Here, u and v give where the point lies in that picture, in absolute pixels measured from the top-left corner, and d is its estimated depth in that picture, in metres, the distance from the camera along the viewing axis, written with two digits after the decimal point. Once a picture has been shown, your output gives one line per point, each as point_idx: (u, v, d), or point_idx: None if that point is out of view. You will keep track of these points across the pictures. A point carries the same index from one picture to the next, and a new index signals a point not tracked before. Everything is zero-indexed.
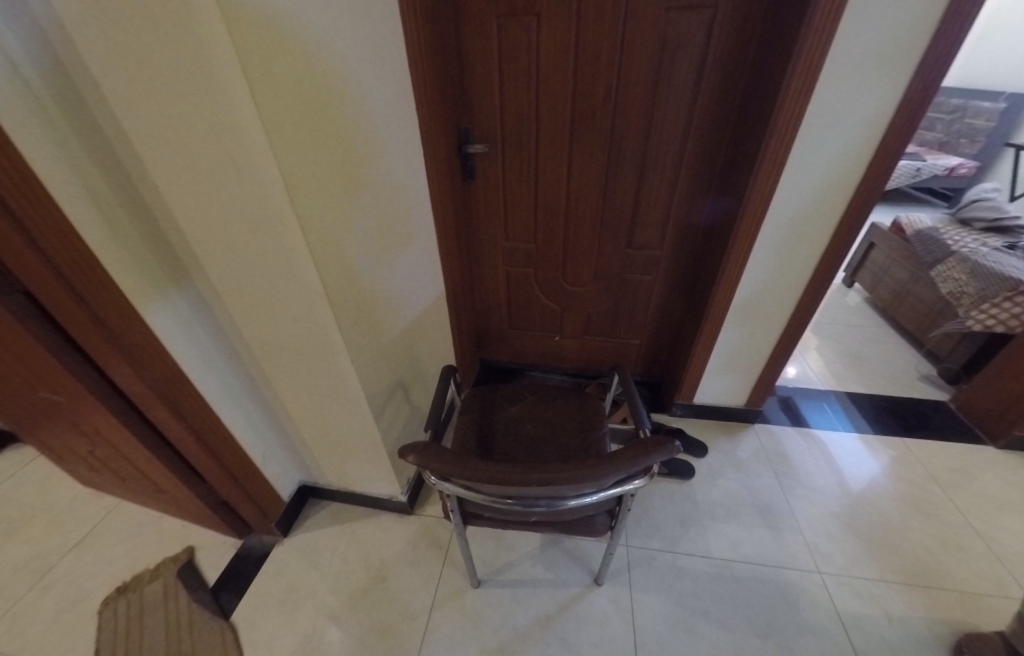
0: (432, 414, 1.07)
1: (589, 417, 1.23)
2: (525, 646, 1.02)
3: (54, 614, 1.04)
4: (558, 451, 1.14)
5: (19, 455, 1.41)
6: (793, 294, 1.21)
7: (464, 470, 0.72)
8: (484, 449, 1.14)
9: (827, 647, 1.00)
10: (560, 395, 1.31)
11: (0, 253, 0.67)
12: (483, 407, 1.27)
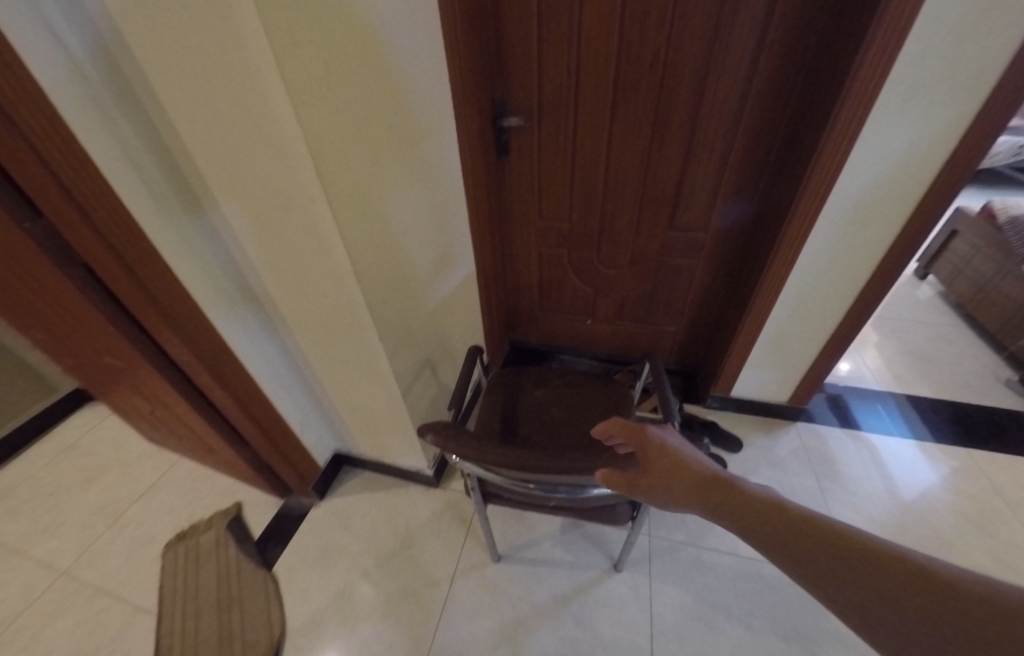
0: (456, 395, 1.08)
1: (616, 405, 1.20)
2: (541, 621, 1.05)
3: (127, 551, 1.18)
4: (581, 438, 1.12)
5: (97, 412, 1.58)
6: (855, 284, 1.10)
7: (483, 451, 0.71)
8: (507, 433, 1.15)
9: None
10: (588, 380, 1.28)
11: (63, 233, 0.73)
12: (508, 390, 1.27)
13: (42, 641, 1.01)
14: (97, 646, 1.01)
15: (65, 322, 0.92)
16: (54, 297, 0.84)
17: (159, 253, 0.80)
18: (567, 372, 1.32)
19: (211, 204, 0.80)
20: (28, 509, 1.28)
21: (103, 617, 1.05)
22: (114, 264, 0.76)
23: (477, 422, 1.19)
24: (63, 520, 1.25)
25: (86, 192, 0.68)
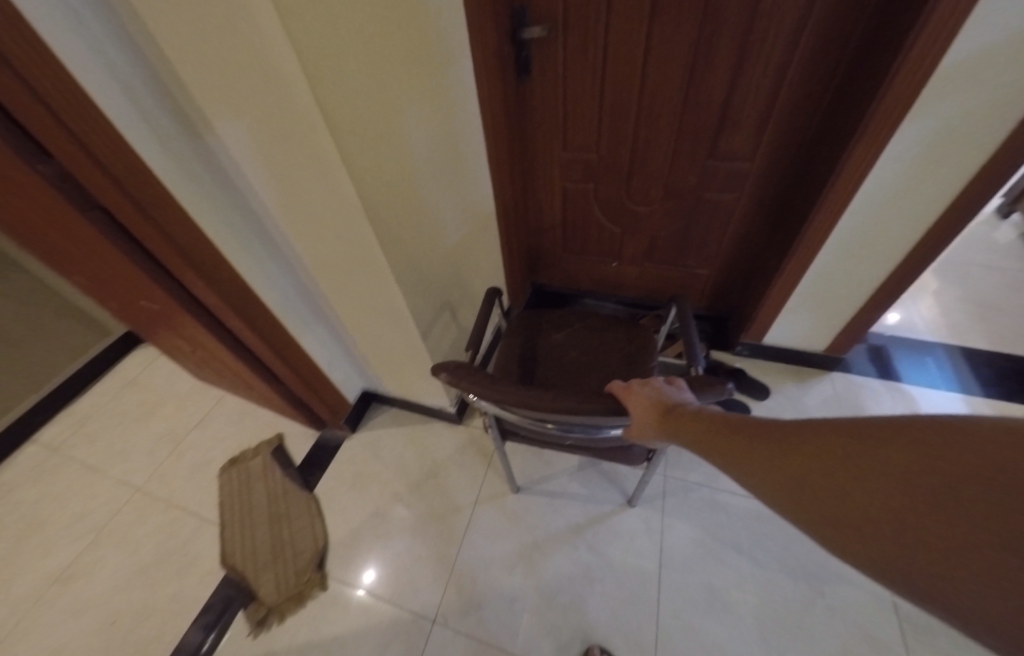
0: (474, 337, 1.09)
1: (639, 348, 1.17)
2: (556, 546, 1.14)
3: (189, 471, 1.33)
4: (601, 381, 1.12)
5: (149, 351, 1.71)
6: (923, 221, 0.96)
7: (496, 388, 0.70)
8: (526, 375, 1.16)
9: (862, 598, 1.00)
10: (612, 322, 1.25)
11: (77, 176, 0.72)
12: (528, 332, 1.26)
13: (130, 540, 1.20)
14: (174, 546, 1.18)
15: (98, 267, 0.96)
16: (82, 242, 0.87)
17: (171, 195, 0.79)
18: (589, 315, 1.28)
19: (214, 142, 0.76)
20: (104, 434, 1.45)
21: (176, 524, 1.22)
22: (128, 206, 0.76)
23: (496, 364, 1.20)
24: (133, 444, 1.42)
25: (87, 128, 0.66)
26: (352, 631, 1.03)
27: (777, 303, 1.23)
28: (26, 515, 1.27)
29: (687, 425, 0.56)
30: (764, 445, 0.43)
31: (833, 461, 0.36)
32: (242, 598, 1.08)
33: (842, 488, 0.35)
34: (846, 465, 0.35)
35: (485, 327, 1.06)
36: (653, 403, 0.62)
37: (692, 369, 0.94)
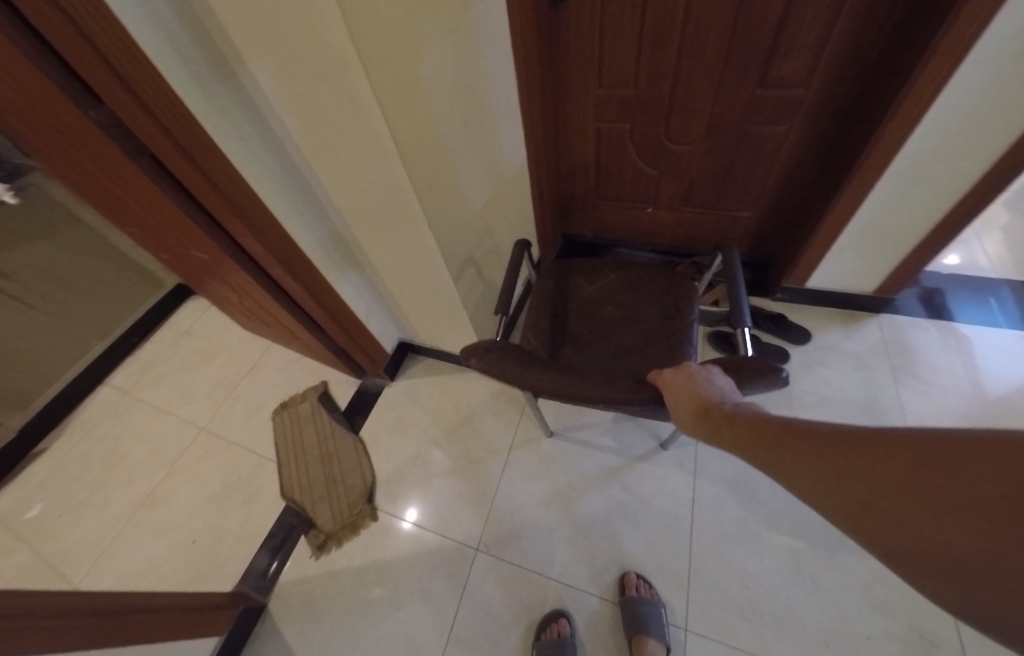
0: (504, 301, 1.07)
1: (677, 302, 1.14)
2: (591, 487, 1.18)
3: (246, 416, 1.46)
4: (636, 334, 1.12)
5: (198, 304, 1.87)
6: (1003, 143, 0.86)
7: (530, 376, 0.67)
8: (558, 340, 1.14)
9: None
10: (649, 274, 1.22)
11: (125, 119, 0.73)
12: (558, 287, 1.24)
13: (202, 474, 1.35)
14: (240, 480, 1.32)
15: (154, 222, 1.04)
16: (140, 196, 0.92)
17: (216, 143, 0.80)
18: (624, 266, 1.25)
19: (252, 84, 0.76)
20: (169, 382, 1.62)
21: (239, 461, 1.35)
22: (178, 156, 0.78)
23: (525, 333, 1.17)
24: (192, 388, 1.59)
25: (137, 77, 0.67)
26: (402, 556, 1.12)
27: (822, 245, 1.18)
28: (114, 452, 1.45)
29: (721, 418, 0.58)
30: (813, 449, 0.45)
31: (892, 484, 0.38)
32: (303, 526, 1.20)
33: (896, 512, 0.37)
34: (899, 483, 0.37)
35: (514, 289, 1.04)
36: (689, 392, 0.64)
37: (738, 329, 0.86)
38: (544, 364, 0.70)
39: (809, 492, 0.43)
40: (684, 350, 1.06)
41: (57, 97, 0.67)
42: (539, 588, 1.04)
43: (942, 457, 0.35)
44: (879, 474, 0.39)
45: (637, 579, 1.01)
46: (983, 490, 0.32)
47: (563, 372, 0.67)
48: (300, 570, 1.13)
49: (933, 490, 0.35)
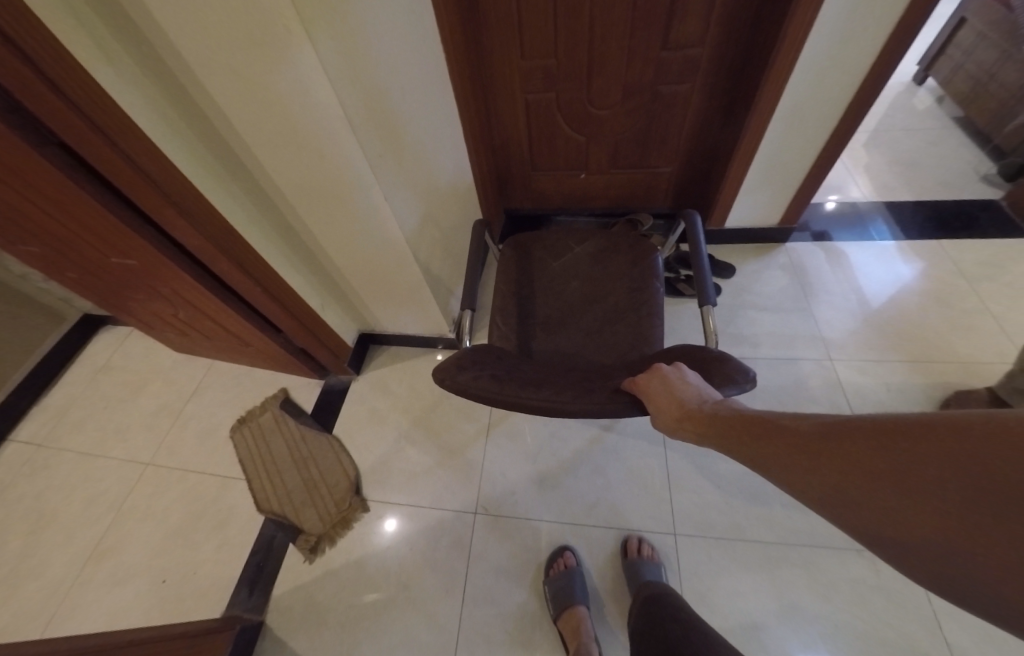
0: (469, 296, 1.02)
1: (641, 274, 1.20)
2: (585, 452, 1.21)
3: (197, 439, 1.35)
4: (603, 310, 1.16)
5: (112, 333, 1.68)
6: (855, 76, 1.05)
7: (509, 394, 0.61)
8: (527, 333, 1.14)
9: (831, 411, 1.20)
10: (611, 245, 1.27)
11: (27, 103, 0.66)
12: (522, 265, 1.26)
13: (159, 507, 1.23)
14: (204, 505, 1.22)
15: (62, 231, 0.94)
16: (47, 197, 0.83)
17: (136, 122, 0.74)
18: (587, 239, 1.29)
19: (170, 55, 0.71)
20: (93, 421, 1.45)
21: (199, 486, 1.25)
22: (93, 134, 0.72)
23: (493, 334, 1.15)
24: (127, 425, 1.42)
25: (37, 50, 0.61)
26: (401, 537, 1.11)
27: (733, 188, 1.35)
28: (40, 507, 1.27)
29: (703, 420, 0.62)
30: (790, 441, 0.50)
31: (850, 463, 0.43)
32: (289, 534, 1.14)
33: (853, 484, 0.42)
34: (859, 460, 0.42)
35: (477, 283, 1.01)
36: (667, 397, 0.64)
37: (707, 310, 0.89)
38: (520, 380, 0.65)
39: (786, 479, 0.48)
40: (649, 327, 1.11)
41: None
42: (543, 533, 1.09)
43: (897, 438, 0.40)
44: (853, 459, 0.43)
45: (640, 543, 1.05)
46: (929, 463, 0.37)
47: (541, 388, 0.63)
48: (295, 578, 1.07)
49: (890, 473, 0.39)
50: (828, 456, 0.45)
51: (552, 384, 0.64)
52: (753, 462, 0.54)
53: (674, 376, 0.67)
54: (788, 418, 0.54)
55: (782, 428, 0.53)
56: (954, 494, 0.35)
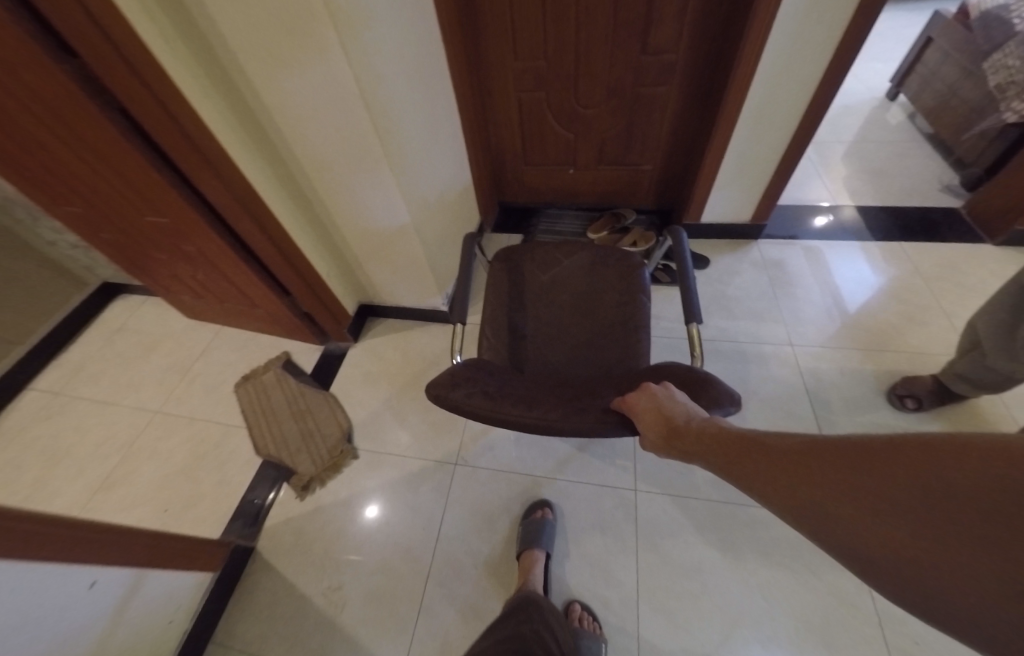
0: (460, 308, 1.00)
1: (631, 289, 1.16)
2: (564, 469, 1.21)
3: (203, 394, 1.47)
4: (594, 324, 1.12)
5: (128, 300, 1.81)
6: (811, 81, 1.18)
7: (499, 409, 0.63)
8: (517, 348, 1.09)
9: (788, 388, 1.30)
10: (601, 260, 1.22)
11: (99, 68, 0.81)
12: (512, 278, 1.21)
13: (164, 451, 1.34)
14: (208, 450, 1.33)
15: (104, 188, 1.08)
16: (98, 154, 0.97)
17: (180, 87, 0.87)
18: (576, 251, 1.23)
19: (212, 33, 0.86)
20: (107, 375, 1.57)
21: (204, 434, 1.37)
22: (147, 97, 0.86)
23: (483, 347, 1.10)
24: (139, 379, 1.55)
25: (113, 24, 0.76)
26: (386, 483, 1.21)
27: (708, 183, 1.48)
28: (56, 448, 1.39)
29: (694, 438, 0.63)
30: (783, 462, 0.49)
31: (845, 484, 0.42)
32: (284, 474, 1.25)
33: (848, 506, 0.41)
34: (853, 483, 0.42)
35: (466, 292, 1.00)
36: (655, 413, 0.67)
37: (693, 326, 0.89)
38: (510, 398, 0.67)
39: (780, 498, 0.47)
40: (637, 344, 1.06)
41: (24, 39, 0.75)
42: (516, 484, 1.19)
43: (893, 458, 0.40)
44: (848, 480, 0.42)
45: (581, 609, 0.98)
46: (927, 486, 0.37)
47: (531, 406, 0.64)
48: (287, 512, 1.18)
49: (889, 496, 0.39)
50: (822, 476, 0.44)
51: (542, 402, 0.67)
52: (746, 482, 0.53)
53: (665, 395, 0.69)
54: (777, 440, 0.53)
55: (780, 451, 0.51)
56: (954, 519, 0.35)
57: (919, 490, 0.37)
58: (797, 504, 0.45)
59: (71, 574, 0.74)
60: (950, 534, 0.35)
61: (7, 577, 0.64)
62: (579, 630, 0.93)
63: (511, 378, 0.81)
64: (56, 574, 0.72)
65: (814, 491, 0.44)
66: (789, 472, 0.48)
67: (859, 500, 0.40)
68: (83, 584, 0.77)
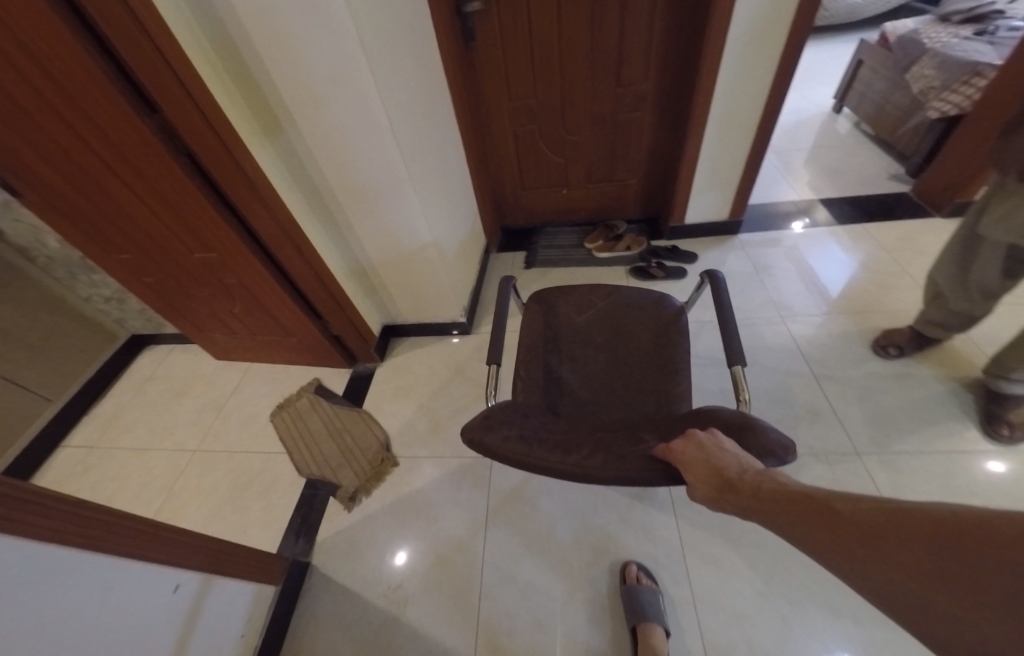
0: (494, 349, 0.99)
1: (668, 329, 1.15)
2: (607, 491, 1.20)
3: (241, 426, 1.53)
4: (633, 366, 1.11)
5: (156, 351, 1.91)
6: (763, 93, 1.38)
7: (537, 458, 0.62)
8: (554, 391, 1.06)
9: (788, 354, 1.42)
10: (636, 302, 1.23)
11: (176, 122, 0.96)
12: (547, 319, 1.21)
13: (208, 483, 1.38)
14: (251, 476, 1.38)
15: (162, 231, 1.22)
16: (161, 197, 1.12)
17: (240, 133, 1.03)
18: (612, 293, 1.25)
19: (269, 90, 1.02)
20: (141, 421, 1.63)
21: (246, 461, 1.42)
22: (215, 144, 1.00)
23: (517, 388, 1.06)
24: (174, 421, 1.60)
25: (194, 86, 0.92)
26: (429, 483, 1.27)
27: (686, 189, 1.66)
28: (97, 493, 1.42)
29: (745, 493, 0.59)
30: (825, 518, 0.50)
31: (886, 548, 0.43)
32: (329, 489, 1.30)
33: (885, 567, 0.43)
34: (894, 547, 0.43)
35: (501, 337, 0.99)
36: (704, 463, 0.61)
37: (738, 369, 0.84)
38: (547, 443, 0.65)
39: (820, 548, 0.49)
40: (676, 387, 1.04)
41: (119, 101, 0.91)
42: None
43: (935, 529, 0.41)
44: (889, 545, 0.43)
45: (638, 569, 1.02)
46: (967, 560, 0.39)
47: (569, 452, 0.63)
48: (337, 523, 1.22)
49: (926, 565, 0.41)
50: (866, 535, 0.46)
51: (579, 447, 0.65)
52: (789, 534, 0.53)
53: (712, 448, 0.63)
54: (829, 494, 0.52)
55: (826, 505, 0.51)
56: (979, 587, 0.37)
57: (960, 561, 0.39)
58: (832, 557, 0.47)
59: (159, 576, 0.78)
60: (973, 599, 0.37)
61: (102, 573, 0.69)
62: (638, 586, 0.98)
63: (544, 419, 0.80)
64: (142, 574, 0.76)
65: (856, 545, 0.46)
66: (832, 528, 0.49)
67: (898, 561, 0.42)
68: (167, 588, 0.80)
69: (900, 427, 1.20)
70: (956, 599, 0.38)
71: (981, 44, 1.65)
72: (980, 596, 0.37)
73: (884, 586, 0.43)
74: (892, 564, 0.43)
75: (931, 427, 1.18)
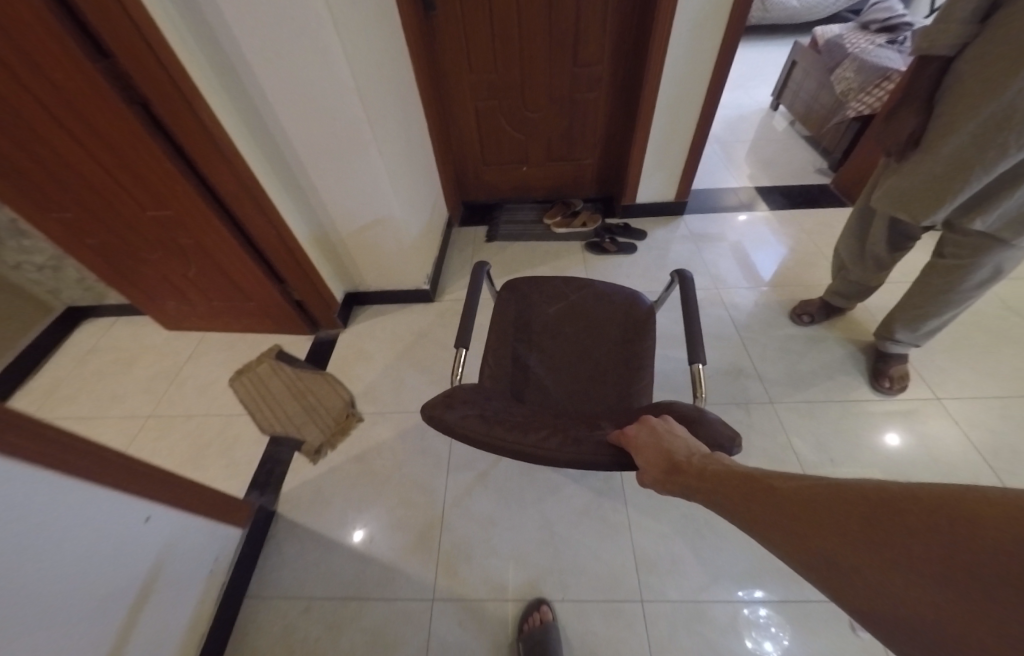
0: (463, 334, 1.07)
1: (635, 327, 1.25)
2: None
3: (198, 391, 1.52)
4: (597, 357, 1.21)
5: (96, 324, 1.82)
6: (705, 82, 1.51)
7: (494, 437, 0.64)
8: (518, 376, 1.17)
9: (719, 322, 1.59)
10: (611, 297, 1.33)
11: (131, 68, 0.95)
12: (519, 308, 1.31)
13: (164, 447, 1.38)
14: (210, 439, 1.39)
15: (110, 185, 1.19)
16: (111, 148, 1.09)
17: (200, 87, 1.02)
18: (585, 286, 1.35)
19: (229, 44, 1.02)
20: (85, 392, 1.57)
21: (204, 426, 1.42)
22: (173, 94, 0.99)
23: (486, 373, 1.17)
24: (123, 390, 1.56)
25: (151, 33, 0.91)
26: (392, 438, 1.34)
27: (636, 169, 1.79)
28: None
29: (693, 475, 0.64)
30: (783, 510, 0.51)
31: (843, 535, 0.43)
32: (293, 444, 1.34)
33: (843, 555, 0.43)
34: (851, 535, 0.43)
35: (468, 321, 1.08)
36: (655, 448, 0.66)
37: (697, 367, 0.95)
38: (506, 423, 0.68)
39: (780, 542, 0.49)
40: (638, 382, 1.14)
41: (68, 43, 0.89)
42: None
43: (889, 509, 0.41)
44: (847, 530, 0.43)
45: None
46: (919, 541, 0.39)
47: (526, 432, 0.64)
48: (301, 476, 1.27)
49: (883, 548, 0.40)
50: (822, 523, 0.46)
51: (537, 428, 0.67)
52: (741, 520, 0.56)
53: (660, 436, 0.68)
54: (779, 481, 0.55)
55: (780, 494, 0.52)
56: (934, 567, 0.37)
57: (915, 544, 0.39)
58: (793, 549, 0.47)
59: (128, 508, 0.81)
60: (933, 583, 0.37)
61: (74, 499, 0.71)
62: None
63: (507, 406, 0.82)
64: (112, 505, 0.78)
65: (814, 534, 0.46)
66: (790, 519, 0.49)
67: (854, 547, 0.42)
68: (137, 519, 0.83)
69: (807, 381, 1.39)
70: (913, 583, 0.38)
71: (891, 53, 1.87)
72: (937, 578, 0.37)
73: (844, 575, 0.42)
74: (850, 552, 0.42)
75: (832, 381, 1.39)
